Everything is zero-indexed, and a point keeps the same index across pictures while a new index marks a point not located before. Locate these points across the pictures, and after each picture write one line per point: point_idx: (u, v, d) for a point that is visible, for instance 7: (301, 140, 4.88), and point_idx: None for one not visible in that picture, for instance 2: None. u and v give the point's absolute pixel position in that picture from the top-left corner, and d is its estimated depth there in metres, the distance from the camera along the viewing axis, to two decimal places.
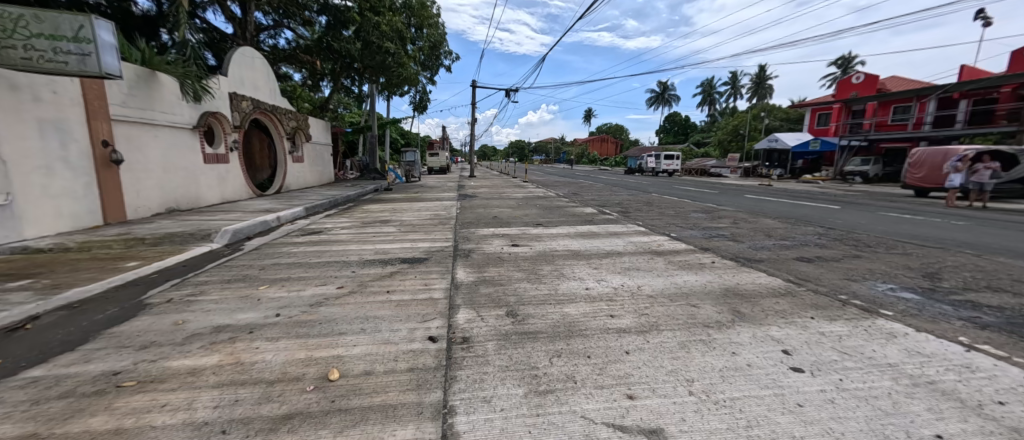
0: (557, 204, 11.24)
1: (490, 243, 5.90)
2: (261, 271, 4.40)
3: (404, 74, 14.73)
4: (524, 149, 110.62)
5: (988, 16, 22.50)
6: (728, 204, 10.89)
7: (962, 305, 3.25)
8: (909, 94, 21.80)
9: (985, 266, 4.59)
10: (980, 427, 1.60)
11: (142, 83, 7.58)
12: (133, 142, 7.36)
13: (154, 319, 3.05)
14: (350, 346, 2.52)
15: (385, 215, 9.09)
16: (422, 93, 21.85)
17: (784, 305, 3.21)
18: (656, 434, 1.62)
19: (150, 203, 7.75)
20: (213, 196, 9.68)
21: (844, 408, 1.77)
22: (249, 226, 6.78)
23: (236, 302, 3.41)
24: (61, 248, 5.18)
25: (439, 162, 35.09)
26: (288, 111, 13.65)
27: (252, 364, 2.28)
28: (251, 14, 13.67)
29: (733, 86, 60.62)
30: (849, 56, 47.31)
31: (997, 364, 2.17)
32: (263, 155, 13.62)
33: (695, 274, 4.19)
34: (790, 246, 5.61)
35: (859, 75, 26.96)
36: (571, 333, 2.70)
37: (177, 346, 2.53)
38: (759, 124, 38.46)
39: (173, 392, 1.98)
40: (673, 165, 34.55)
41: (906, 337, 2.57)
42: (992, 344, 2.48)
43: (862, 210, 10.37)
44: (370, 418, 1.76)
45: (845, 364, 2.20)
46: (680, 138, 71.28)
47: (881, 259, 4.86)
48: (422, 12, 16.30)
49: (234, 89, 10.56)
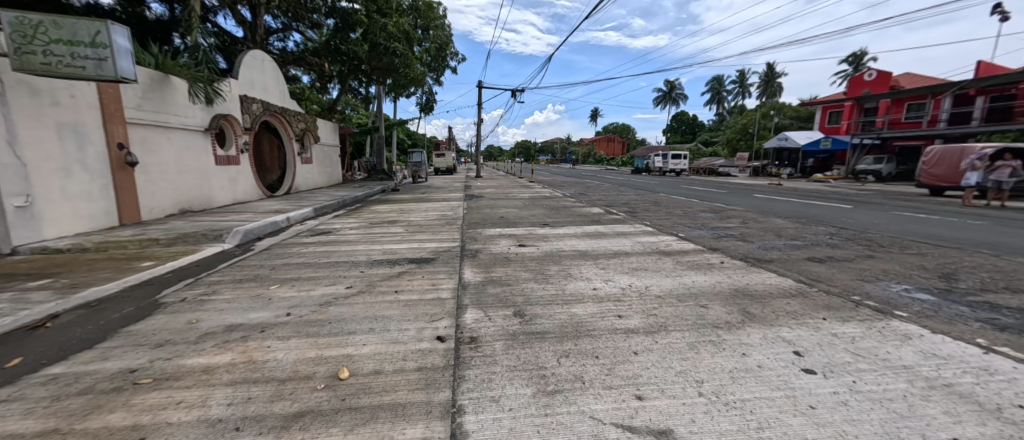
0: (563, 204, 11.20)
1: (497, 243, 5.92)
2: (272, 271, 4.48)
3: (412, 75, 14.84)
4: (529, 149, 110.54)
5: (1005, 10, 21.92)
6: (736, 204, 10.78)
7: (979, 306, 3.17)
8: (924, 92, 21.34)
9: (1005, 267, 4.47)
10: (1000, 431, 1.57)
11: (155, 87, 7.72)
12: (147, 144, 7.51)
13: (169, 318, 3.11)
14: (360, 345, 2.54)
15: (392, 216, 9.12)
16: (429, 94, 22.05)
17: (796, 306, 3.17)
18: (665, 435, 1.62)
19: (163, 204, 7.89)
20: (225, 197, 9.84)
21: (858, 410, 1.74)
22: (260, 226, 6.89)
23: (247, 302, 3.46)
24: (79, 248, 5.30)
25: (445, 163, 35.37)
26: (297, 114, 13.78)
27: (265, 362, 2.32)
28: (260, 17, 13.82)
29: (741, 85, 60.12)
30: (861, 53, 46.51)
31: (1017, 367, 2.13)
32: (272, 157, 14.15)
33: (705, 275, 4.14)
34: (801, 246, 5.54)
35: (871, 72, 26.49)
36: (580, 334, 2.69)
37: (191, 344, 2.58)
38: (768, 123, 38.03)
39: (188, 389, 2.02)
40: (679, 164, 34.39)
41: (921, 339, 2.52)
42: (1011, 346, 2.42)
43: (875, 209, 10.19)
44: (380, 416, 1.78)
45: (859, 366, 2.17)
46: (687, 137, 70.77)
47: (896, 259, 4.78)
48: (429, 14, 16.45)
49: (245, 91, 10.72)
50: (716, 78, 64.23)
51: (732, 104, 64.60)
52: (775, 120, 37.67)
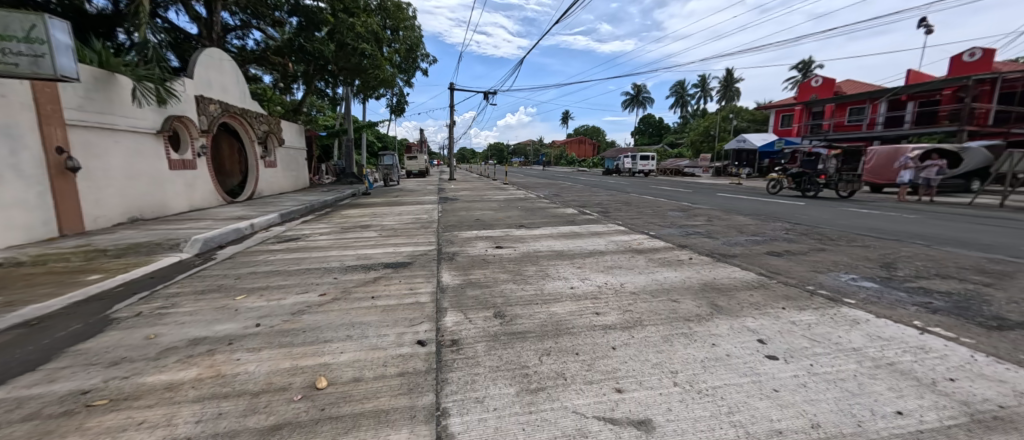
0: (539, 205, 11.31)
1: (474, 246, 5.90)
2: (238, 281, 4.26)
3: (382, 76, 14.52)
4: (503, 151, 110.98)
5: (929, 25, 24.29)
6: (702, 203, 11.25)
7: (915, 291, 3.52)
8: (863, 97, 23.19)
9: (935, 255, 4.97)
10: (934, 402, 1.76)
11: (99, 86, 7.15)
12: (91, 148, 6.94)
13: (123, 334, 2.89)
14: (337, 353, 2.48)
15: (364, 220, 8.90)
16: (400, 95, 21.67)
17: (758, 297, 3.39)
18: (644, 424, 1.70)
19: (110, 212, 7.32)
20: (181, 203, 9.25)
21: (816, 391, 1.89)
22: (222, 234, 6.54)
23: (212, 314, 3.28)
24: (13, 262, 4.83)
25: (418, 166, 34.88)
26: (259, 115, 13.11)
27: (235, 376, 2.21)
28: (217, 14, 13.15)
29: (703, 89, 63.13)
30: (810, 61, 49.98)
31: (948, 345, 2.38)
32: (233, 160, 13.43)
33: (675, 270, 4.34)
34: (761, 242, 5.89)
35: (817, 78, 28.49)
36: (560, 332, 2.76)
37: (152, 361, 2.43)
38: (728, 125, 40.19)
39: (151, 408, 1.91)
40: (648, 165, 35.66)
41: (868, 323, 2.76)
42: (942, 326, 2.70)
43: (826, 205, 10.98)
44: (363, 424, 1.75)
45: (815, 350, 2.35)
46: (655, 139, 73.30)
47: (844, 251, 5.19)
48: (398, 14, 16.25)
49: (201, 92, 10.12)
50: (680, 82, 67.12)
51: (695, 107, 67.62)
52: (734, 123, 39.87)
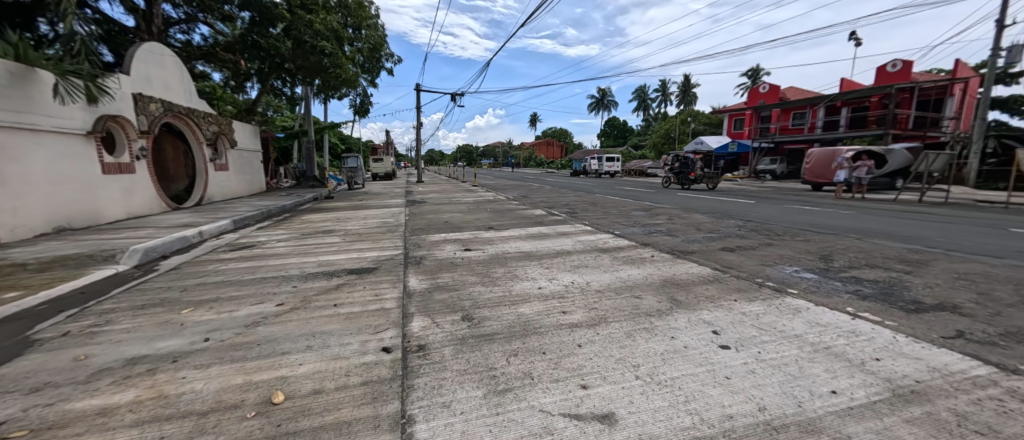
0: (508, 207, 11.35)
1: (442, 249, 5.82)
2: (184, 293, 3.95)
3: (343, 76, 14.13)
4: (472, 153, 110.54)
5: (857, 38, 26.81)
6: (663, 203, 11.76)
7: (847, 280, 3.86)
8: (805, 103, 25.12)
9: (864, 247, 5.47)
10: (863, 381, 1.94)
11: (16, 82, 6.43)
12: (7, 150, 6.23)
13: (47, 356, 2.61)
14: (296, 365, 2.37)
15: (327, 225, 8.56)
16: (363, 96, 21.04)
17: (713, 291, 3.59)
18: (607, 418, 1.75)
19: (31, 222, 6.59)
20: (118, 210, 8.48)
21: (762, 376, 2.03)
22: (165, 243, 6.05)
23: (153, 330, 3.03)
24: None
25: (384, 168, 34.00)
26: (208, 115, 12.28)
27: (180, 395, 2.05)
28: (158, 6, 12.27)
29: (663, 93, 65.94)
30: (758, 69, 53.50)
31: (875, 328, 2.63)
32: (178, 164, 12.48)
33: (638, 268, 4.50)
34: (717, 238, 6.23)
35: (765, 85, 30.58)
36: (527, 332, 2.78)
37: (81, 384, 2.21)
38: (687, 128, 42.17)
39: (79, 436, 1.73)
40: (613, 166, 36.78)
41: (809, 311, 3.00)
42: (870, 311, 2.99)
43: (773, 203, 11.81)
44: (323, 437, 1.68)
45: (762, 338, 2.52)
46: (620, 141, 75.67)
47: (789, 246, 5.60)
48: (360, 12, 15.77)
49: (140, 89, 9.36)
50: (641, 86, 69.81)
51: (657, 111, 70.47)
52: (692, 126, 41.96)
